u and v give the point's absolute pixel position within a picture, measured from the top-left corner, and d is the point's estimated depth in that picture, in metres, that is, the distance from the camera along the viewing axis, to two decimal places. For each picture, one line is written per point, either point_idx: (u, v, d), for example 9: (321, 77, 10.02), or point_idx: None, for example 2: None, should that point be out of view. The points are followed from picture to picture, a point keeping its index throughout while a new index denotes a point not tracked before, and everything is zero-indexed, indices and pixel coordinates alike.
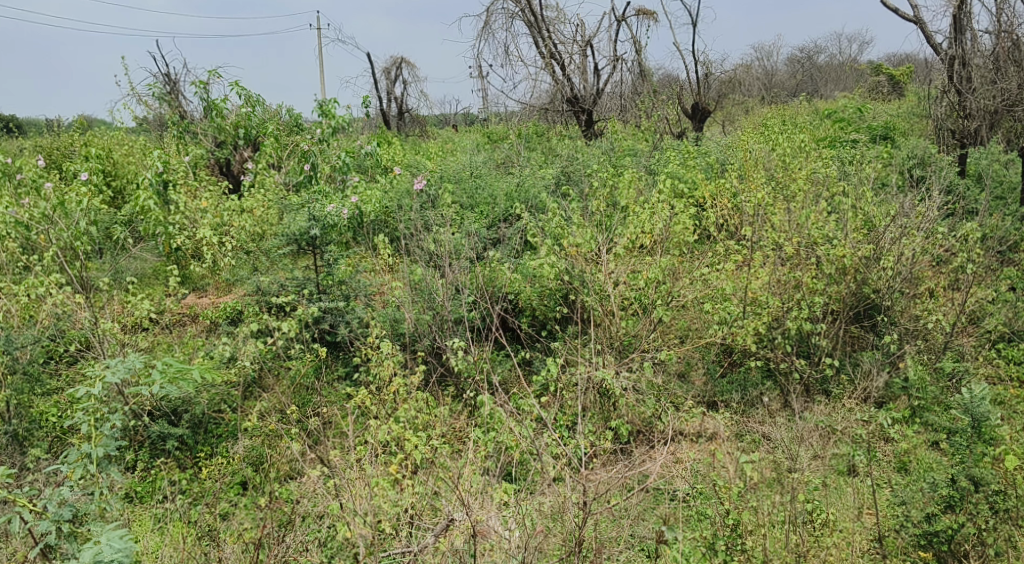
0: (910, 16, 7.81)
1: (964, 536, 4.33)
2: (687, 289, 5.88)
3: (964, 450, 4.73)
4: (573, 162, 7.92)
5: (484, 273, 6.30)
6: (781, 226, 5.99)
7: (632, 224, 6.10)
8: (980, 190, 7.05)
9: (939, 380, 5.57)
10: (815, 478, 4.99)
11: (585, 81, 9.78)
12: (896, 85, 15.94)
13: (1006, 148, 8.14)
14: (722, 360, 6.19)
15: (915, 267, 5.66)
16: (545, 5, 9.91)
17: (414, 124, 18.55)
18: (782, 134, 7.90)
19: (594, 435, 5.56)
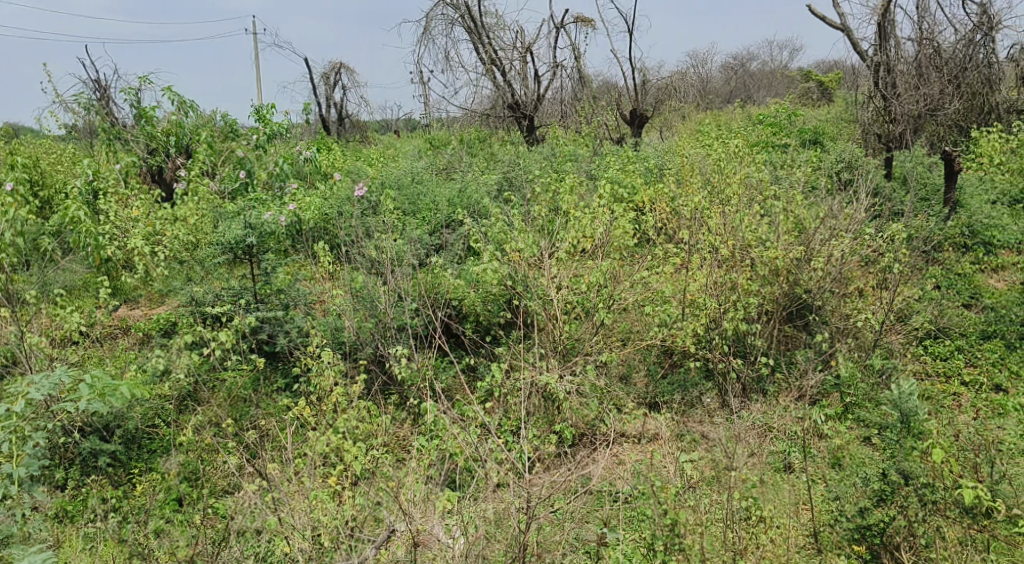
0: (837, 23, 8.04)
1: (895, 529, 4.48)
2: (628, 292, 5.95)
3: (894, 446, 5.06)
4: (515, 167, 7.94)
5: (426, 279, 6.26)
6: (717, 229, 6.10)
7: (573, 229, 6.15)
8: (906, 192, 7.29)
9: (870, 377, 5.72)
10: (752, 475, 5.09)
11: (527, 87, 9.90)
12: (825, 90, 16.47)
13: (929, 151, 8.49)
14: (663, 361, 6.29)
15: (845, 267, 5.84)
16: (485, 12, 9.92)
17: (355, 130, 18.41)
18: (718, 139, 8.06)
19: (538, 439, 5.58)
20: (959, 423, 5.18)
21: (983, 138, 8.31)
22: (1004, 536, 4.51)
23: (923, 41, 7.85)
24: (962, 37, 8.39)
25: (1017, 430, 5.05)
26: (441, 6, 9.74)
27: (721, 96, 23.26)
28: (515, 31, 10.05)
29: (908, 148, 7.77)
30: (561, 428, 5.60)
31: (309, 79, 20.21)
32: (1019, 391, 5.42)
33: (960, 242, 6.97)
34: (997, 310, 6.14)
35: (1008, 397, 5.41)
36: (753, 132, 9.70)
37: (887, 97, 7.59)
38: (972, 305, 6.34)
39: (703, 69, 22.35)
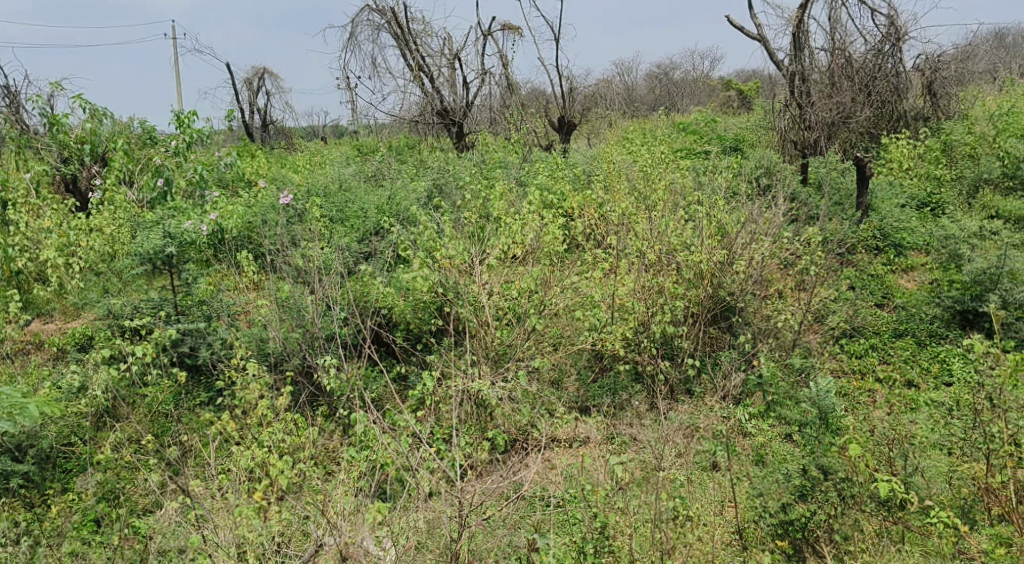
0: (754, 33, 8.31)
1: (816, 524, 4.72)
2: (558, 297, 5.97)
3: (813, 441, 5.28)
4: (444, 174, 7.89)
5: (355, 288, 6.19)
6: (643, 234, 6.23)
7: (504, 235, 6.15)
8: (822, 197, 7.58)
9: (790, 375, 5.89)
10: (680, 475, 5.20)
11: (455, 94, 9.84)
12: (745, 99, 16.96)
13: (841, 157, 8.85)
14: (593, 365, 6.32)
15: (765, 270, 6.04)
16: (411, 18, 9.89)
17: (279, 136, 18.06)
18: (643, 145, 8.23)
19: (470, 446, 5.58)
20: (874, 419, 5.40)
21: (893, 145, 8.70)
22: (917, 527, 4.69)
23: (835, 52, 8.18)
24: (870, 48, 8.75)
25: (927, 424, 5.29)
26: (366, 11, 9.67)
27: (646, 104, 23.74)
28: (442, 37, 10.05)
29: (823, 155, 8.05)
30: (493, 435, 5.62)
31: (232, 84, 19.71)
32: (929, 386, 5.66)
33: (873, 245, 7.28)
34: (908, 309, 6.42)
35: (920, 392, 5.65)
36: (677, 140, 9.94)
37: (801, 105, 7.87)
38: (885, 305, 6.61)
39: (629, 77, 22.72)
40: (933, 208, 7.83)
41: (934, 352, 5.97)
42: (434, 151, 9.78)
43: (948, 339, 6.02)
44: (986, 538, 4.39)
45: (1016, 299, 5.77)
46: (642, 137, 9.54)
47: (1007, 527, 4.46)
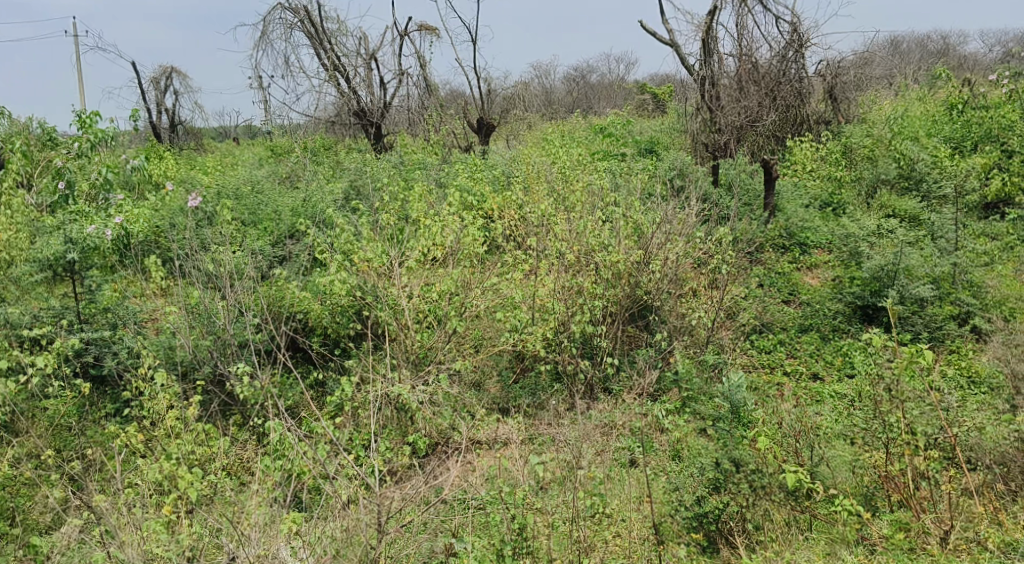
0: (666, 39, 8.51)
1: (728, 515, 4.86)
2: (479, 298, 5.96)
3: (726, 435, 5.40)
4: (362, 175, 7.78)
5: (269, 293, 6.10)
6: (562, 235, 6.27)
7: (423, 237, 6.09)
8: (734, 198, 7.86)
9: (704, 372, 6.04)
10: (599, 472, 5.27)
11: (372, 94, 9.77)
12: (660, 101, 17.21)
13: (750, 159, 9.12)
14: (514, 365, 6.36)
15: (679, 269, 6.20)
16: (326, 17, 9.72)
17: (189, 137, 17.61)
18: (561, 148, 8.29)
19: (390, 451, 5.54)
20: (782, 411, 5.58)
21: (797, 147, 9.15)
22: (823, 515, 4.90)
23: (743, 57, 8.45)
24: (777, 54, 8.97)
25: (832, 416, 5.53)
26: (279, 9, 9.45)
27: (565, 105, 24.03)
28: (357, 37, 9.92)
29: (733, 157, 8.30)
30: (414, 439, 5.58)
31: (137, 82, 18.91)
32: (833, 378, 5.91)
33: (779, 244, 7.56)
34: (812, 305, 6.70)
35: (824, 384, 5.89)
36: (595, 141, 10.11)
37: (712, 108, 8.11)
38: (791, 301, 6.87)
39: (546, 79, 22.93)
40: (835, 208, 8.23)
41: (837, 346, 6.23)
42: (353, 153, 9.67)
43: (850, 333, 6.30)
44: (886, 524, 4.68)
45: (913, 294, 6.11)
46: (560, 139, 9.66)
47: (906, 512, 4.75)
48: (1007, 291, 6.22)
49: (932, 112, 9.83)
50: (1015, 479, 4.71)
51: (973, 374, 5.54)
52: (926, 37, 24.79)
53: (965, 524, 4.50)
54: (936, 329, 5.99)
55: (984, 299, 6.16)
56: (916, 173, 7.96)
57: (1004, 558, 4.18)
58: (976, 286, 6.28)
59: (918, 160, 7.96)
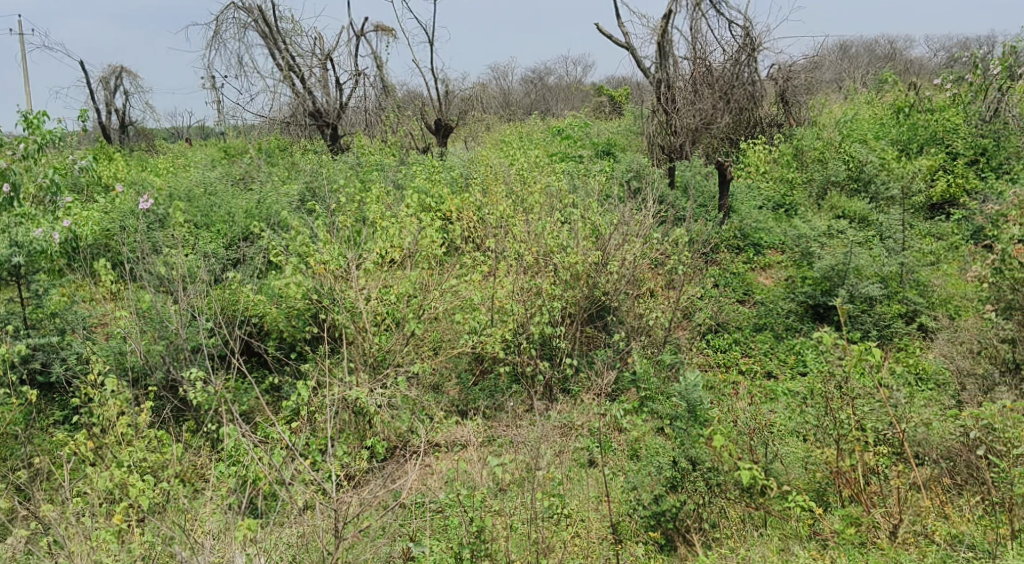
0: (622, 42, 8.56)
1: (685, 513, 4.93)
2: (438, 301, 5.92)
3: (683, 434, 5.40)
4: (317, 177, 7.69)
5: (223, 296, 6.02)
6: (521, 236, 6.23)
7: (380, 239, 6.03)
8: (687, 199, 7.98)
9: (661, 372, 6.10)
10: (558, 473, 5.30)
11: (327, 95, 9.73)
12: (616, 105, 16.92)
13: (706, 161, 9.08)
14: (474, 367, 6.34)
15: (637, 270, 6.25)
16: (280, 16, 9.60)
17: (140, 139, 17.27)
18: (520, 149, 8.30)
19: (348, 455, 5.50)
20: (737, 410, 5.65)
21: (752, 150, 9.12)
22: (777, 511, 4.97)
23: (697, 60, 8.49)
24: (730, 58, 9.01)
25: (785, 413, 5.63)
26: (231, 8, 9.30)
27: (524, 107, 24.07)
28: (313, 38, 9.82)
29: (688, 159, 8.36)
30: (372, 443, 5.55)
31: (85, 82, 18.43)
32: (787, 376, 6.02)
33: (734, 244, 7.67)
34: (766, 305, 6.80)
35: (778, 382, 6.00)
36: (552, 144, 10.10)
37: (668, 111, 8.19)
38: (746, 301, 6.99)
39: (504, 81, 22.96)
40: (788, 209, 8.38)
41: (790, 345, 6.34)
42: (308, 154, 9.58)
43: (802, 331, 6.42)
44: (838, 519, 4.80)
45: (862, 292, 6.23)
46: (518, 140, 9.67)
47: (856, 507, 4.88)
48: (952, 291, 6.42)
49: (880, 116, 10.08)
50: (961, 474, 4.89)
51: (920, 371, 5.70)
52: (874, 42, 25.41)
53: (912, 518, 4.64)
54: (884, 327, 6.14)
55: (930, 298, 6.35)
56: (864, 176, 8.13)
57: (949, 550, 4.33)
58: (923, 286, 6.46)
59: (868, 162, 8.12)
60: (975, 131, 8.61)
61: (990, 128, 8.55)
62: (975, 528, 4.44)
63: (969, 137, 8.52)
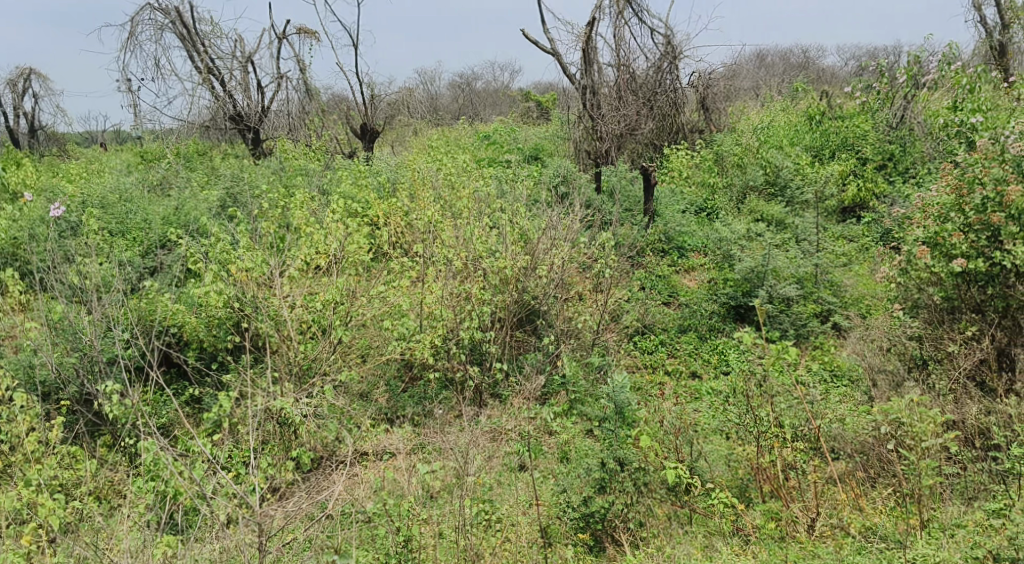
0: (548, 48, 8.59)
1: (614, 514, 4.97)
2: (365, 307, 5.81)
3: (611, 435, 5.47)
4: (239, 182, 7.49)
5: (139, 306, 5.81)
6: (450, 241, 6.17)
7: (305, 245, 5.91)
8: (612, 203, 8.09)
9: (590, 374, 6.17)
10: (488, 478, 5.30)
11: (248, 98, 9.55)
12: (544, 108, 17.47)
13: (630, 167, 9.14)
14: (403, 374, 6.28)
15: (566, 274, 6.29)
16: (198, 18, 9.35)
17: (51, 144, 16.56)
18: (447, 155, 8.27)
19: (273, 467, 5.38)
20: (663, 410, 5.77)
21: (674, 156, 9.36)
22: (702, 508, 5.06)
23: (622, 66, 8.45)
24: (653, 65, 8.98)
25: (708, 411, 5.77)
26: (146, 8, 9.01)
27: (452, 112, 23.95)
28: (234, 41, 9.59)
29: (614, 164, 8.41)
30: (297, 454, 5.44)
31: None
32: (710, 375, 6.16)
33: (659, 248, 7.83)
34: (690, 306, 6.93)
35: (703, 382, 6.13)
36: (480, 149, 10.09)
37: (593, 116, 8.25)
38: (671, 303, 7.12)
39: (432, 85, 22.90)
40: (709, 213, 8.60)
41: (713, 345, 6.49)
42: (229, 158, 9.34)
43: (725, 332, 6.59)
44: (759, 514, 4.90)
45: (779, 293, 6.46)
46: (446, 145, 9.62)
47: (776, 502, 4.98)
48: (863, 291, 6.72)
49: (795, 122, 10.44)
50: (873, 467, 5.04)
51: (835, 368, 5.95)
52: (791, 51, 26.37)
53: (829, 511, 4.77)
54: (801, 326, 6.36)
55: (843, 298, 6.62)
56: (780, 181, 8.47)
57: (864, 541, 4.48)
58: (837, 286, 6.70)
59: (784, 167, 8.47)
60: (883, 137, 9.00)
61: (898, 135, 8.90)
62: (887, 520, 4.60)
63: (877, 143, 8.90)
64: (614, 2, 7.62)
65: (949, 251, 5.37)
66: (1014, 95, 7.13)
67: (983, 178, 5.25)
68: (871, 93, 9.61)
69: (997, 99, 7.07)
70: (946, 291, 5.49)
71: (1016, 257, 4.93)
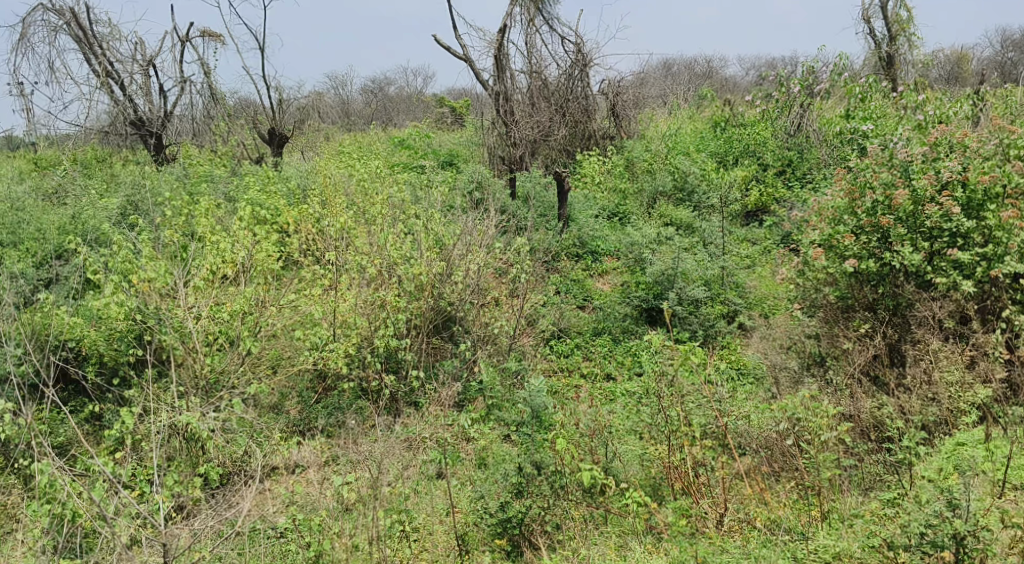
0: (460, 54, 8.59)
1: (531, 518, 4.93)
2: (275, 318, 5.69)
3: (528, 439, 5.52)
4: (141, 189, 7.21)
5: (31, 320, 5.53)
6: (363, 248, 6.11)
7: (210, 253, 5.70)
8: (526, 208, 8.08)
9: (507, 380, 6.20)
10: (404, 488, 5.26)
11: (151, 103, 9.38)
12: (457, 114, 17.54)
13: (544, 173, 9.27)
14: (316, 385, 6.18)
15: (481, 279, 6.31)
16: (95, 20, 8.99)
17: None
18: (359, 160, 8.19)
19: (180, 484, 5.20)
20: (580, 412, 5.84)
21: (586, 161, 9.52)
22: (616, 508, 5.10)
23: (533, 74, 8.71)
24: (563, 73, 9.32)
25: (622, 413, 5.86)
26: (37, 9, 8.60)
27: (363, 117, 23.71)
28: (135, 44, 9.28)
29: (528, 170, 8.59)
30: (206, 469, 5.26)
31: None
32: (624, 377, 6.28)
33: (574, 252, 7.94)
34: (604, 309, 7.06)
35: (617, 383, 6.25)
36: (393, 154, 10.07)
37: (506, 123, 8.29)
38: (586, 307, 7.24)
39: (342, 89, 22.78)
40: (621, 218, 8.76)
41: (627, 347, 6.62)
42: (128, 164, 9.08)
43: (638, 334, 6.73)
44: (671, 512, 4.96)
45: (688, 295, 6.63)
46: (360, 151, 9.53)
47: (687, 499, 5.07)
48: (765, 291, 6.99)
49: (700, 130, 10.84)
50: (777, 461, 5.17)
51: (741, 366, 6.13)
52: (699, 60, 27.34)
53: (736, 506, 4.89)
54: (710, 327, 6.55)
55: (747, 298, 6.88)
56: (688, 185, 8.76)
57: (768, 534, 4.62)
58: (741, 288, 6.97)
59: (689, 174, 8.70)
60: (783, 145, 9.47)
61: (795, 142, 9.43)
62: (791, 512, 4.74)
63: (777, 150, 9.32)
64: (524, 10, 7.72)
65: (841, 253, 5.70)
66: (900, 103, 7.58)
67: (873, 183, 5.59)
68: (770, 101, 9.97)
69: (885, 107, 7.50)
70: (840, 291, 5.82)
71: (903, 258, 5.23)
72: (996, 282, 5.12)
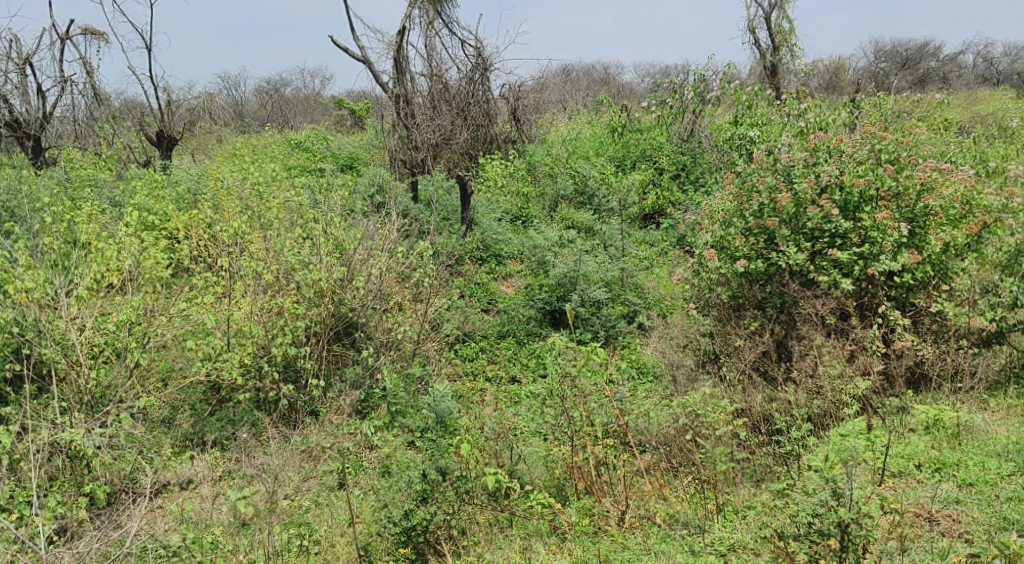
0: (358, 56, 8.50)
1: (436, 524, 4.74)
2: (165, 328, 5.44)
3: (432, 445, 5.47)
4: (18, 194, 6.81)
5: None
6: (258, 253, 5.99)
7: (93, 262, 5.43)
8: (428, 213, 8.01)
9: (411, 385, 6.14)
10: (302, 498, 5.19)
11: (29, 104, 8.91)
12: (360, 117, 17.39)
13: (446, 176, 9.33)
14: (210, 397, 5.96)
15: (383, 284, 6.25)
16: None
17: None
18: (255, 163, 7.98)
19: (63, 506, 4.89)
20: (484, 416, 5.84)
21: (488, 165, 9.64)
22: (521, 510, 5.04)
23: (434, 77, 8.74)
24: (464, 76, 9.34)
25: (527, 415, 5.86)
26: None
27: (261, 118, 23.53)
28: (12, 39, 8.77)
29: (429, 173, 8.60)
30: (91, 488, 4.97)
31: None
32: (528, 379, 6.32)
33: (477, 256, 7.97)
34: (508, 311, 7.11)
35: (521, 386, 6.28)
36: (292, 157, 9.86)
37: (407, 125, 8.33)
38: (490, 310, 7.26)
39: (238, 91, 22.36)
40: (524, 221, 8.85)
41: (531, 350, 6.67)
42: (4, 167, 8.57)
43: (541, 336, 6.81)
44: (574, 512, 4.97)
45: (590, 296, 6.76)
46: (260, 155, 9.31)
47: (590, 498, 5.11)
48: (663, 292, 7.22)
49: (599, 134, 11.10)
50: (676, 457, 5.23)
51: (639, 365, 6.27)
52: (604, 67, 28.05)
53: (637, 503, 4.92)
54: (610, 327, 6.69)
55: (646, 299, 7.08)
56: (588, 190, 8.95)
57: (668, 529, 4.68)
58: (640, 288, 7.15)
59: (590, 177, 8.96)
60: (677, 149, 9.76)
61: (688, 147, 9.80)
62: (688, 506, 4.81)
63: (672, 154, 9.61)
64: (422, 13, 7.72)
65: (733, 254, 5.92)
66: (785, 111, 7.97)
67: (760, 187, 5.95)
68: (664, 107, 10.29)
69: (770, 115, 7.87)
70: (732, 290, 6.06)
71: (789, 257, 5.45)
72: (872, 279, 5.47)
